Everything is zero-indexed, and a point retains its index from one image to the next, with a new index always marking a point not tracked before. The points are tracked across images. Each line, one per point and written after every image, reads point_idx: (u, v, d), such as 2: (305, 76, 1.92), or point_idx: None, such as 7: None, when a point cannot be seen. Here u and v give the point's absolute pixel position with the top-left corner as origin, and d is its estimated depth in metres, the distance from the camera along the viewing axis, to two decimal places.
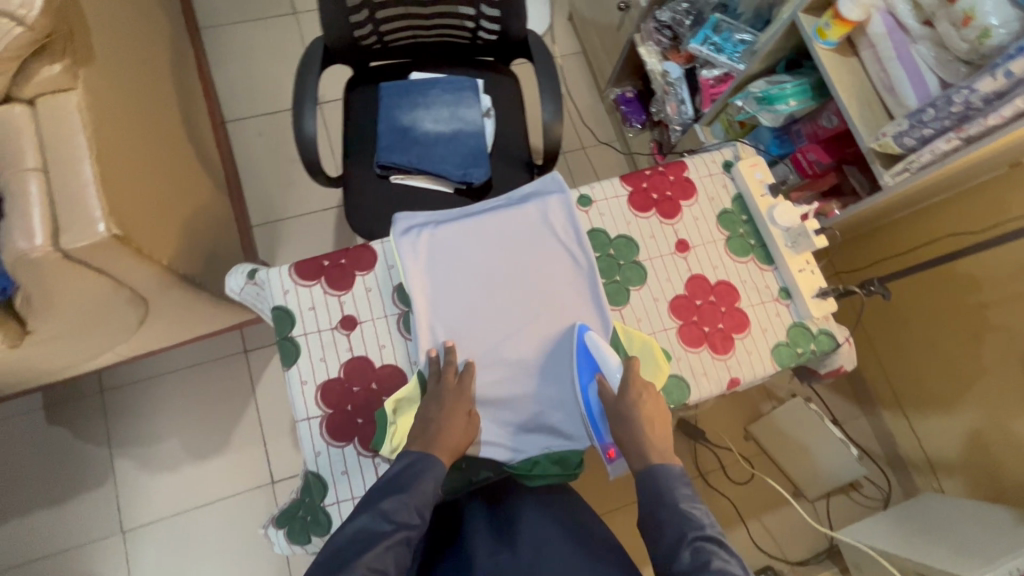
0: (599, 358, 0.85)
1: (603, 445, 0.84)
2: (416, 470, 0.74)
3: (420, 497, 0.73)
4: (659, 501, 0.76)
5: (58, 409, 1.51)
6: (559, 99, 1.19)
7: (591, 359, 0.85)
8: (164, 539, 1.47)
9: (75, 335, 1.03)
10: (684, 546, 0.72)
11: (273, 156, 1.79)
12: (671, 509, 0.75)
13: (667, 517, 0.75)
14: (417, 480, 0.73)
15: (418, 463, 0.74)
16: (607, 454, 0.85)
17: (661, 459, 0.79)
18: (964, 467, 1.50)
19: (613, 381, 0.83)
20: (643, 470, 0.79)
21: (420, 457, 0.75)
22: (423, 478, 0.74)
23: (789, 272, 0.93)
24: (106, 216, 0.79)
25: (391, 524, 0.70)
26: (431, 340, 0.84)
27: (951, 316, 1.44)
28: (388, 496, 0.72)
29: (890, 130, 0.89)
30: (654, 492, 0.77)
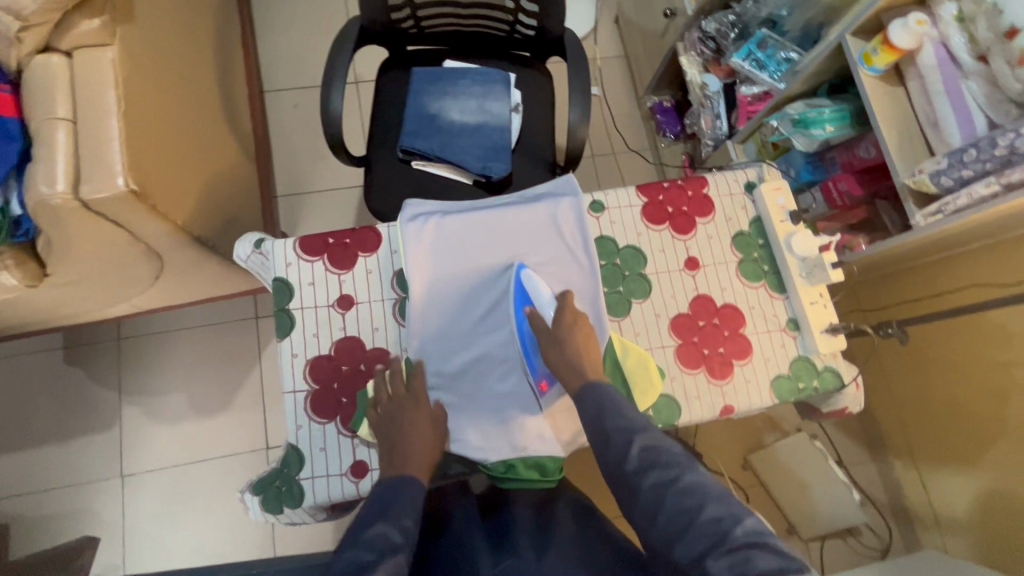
0: (531, 289, 0.86)
1: (536, 375, 0.83)
2: (391, 492, 0.70)
3: (404, 514, 0.68)
4: (601, 413, 0.73)
5: (75, 351, 1.58)
6: (587, 102, 1.17)
7: (524, 290, 0.86)
8: (159, 488, 1.52)
9: (93, 282, 1.07)
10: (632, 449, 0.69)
11: (305, 129, 1.82)
12: (619, 419, 0.72)
13: (613, 429, 0.71)
14: (401, 507, 0.69)
15: (393, 486, 0.71)
16: (539, 386, 0.83)
17: (596, 372, 0.78)
18: (973, 528, 1.43)
19: (545, 310, 0.86)
20: (582, 388, 0.77)
21: (395, 475, 0.72)
22: (403, 498, 0.70)
23: (799, 304, 0.90)
24: (127, 172, 0.81)
25: (373, 551, 0.63)
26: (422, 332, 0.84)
27: (980, 373, 1.35)
28: (372, 523, 0.67)
29: (928, 167, 0.85)
30: (598, 404, 0.74)
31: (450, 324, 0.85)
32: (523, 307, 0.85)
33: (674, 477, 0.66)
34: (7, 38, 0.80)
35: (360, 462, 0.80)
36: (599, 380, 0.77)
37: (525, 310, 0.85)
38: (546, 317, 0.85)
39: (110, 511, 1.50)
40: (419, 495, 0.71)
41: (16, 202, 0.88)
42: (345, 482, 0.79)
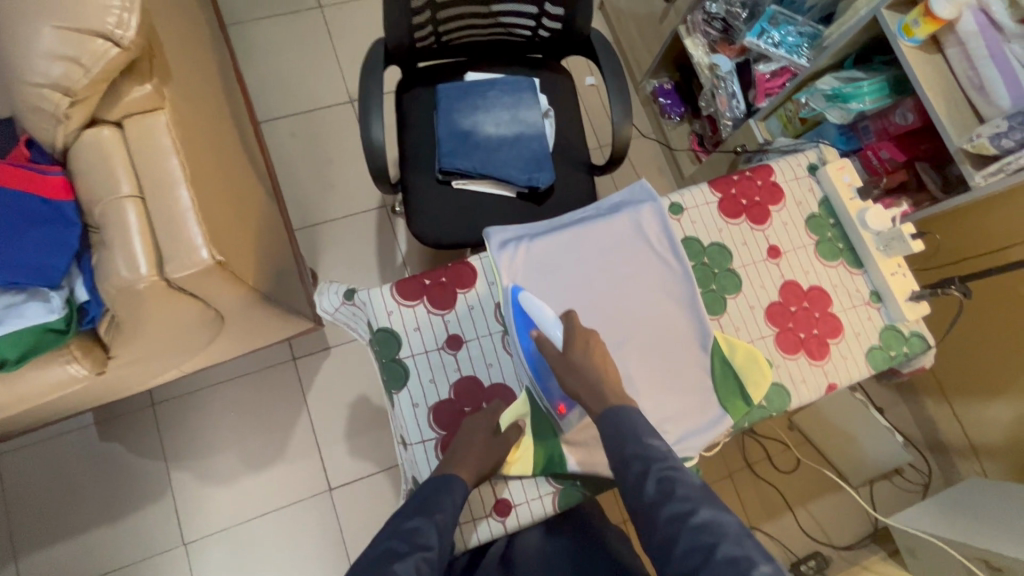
0: (534, 312, 0.81)
1: (551, 401, 0.79)
2: (436, 487, 0.74)
3: (446, 509, 0.73)
4: (624, 441, 0.71)
5: (109, 424, 1.50)
6: (627, 100, 1.17)
7: (526, 315, 0.81)
8: (226, 550, 1.46)
9: (153, 357, 1.01)
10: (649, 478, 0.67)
11: (308, 157, 1.75)
12: (638, 447, 0.70)
13: (633, 454, 0.70)
14: (445, 505, 0.73)
15: (441, 483, 0.75)
16: (556, 410, 0.79)
17: (619, 398, 0.76)
18: (1009, 452, 1.52)
19: (551, 331, 0.80)
20: (604, 410, 0.74)
21: (439, 479, 0.75)
22: (448, 496, 0.74)
23: (881, 276, 0.93)
24: (208, 243, 0.76)
25: (407, 544, 0.69)
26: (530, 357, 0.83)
27: (1007, 305, 1.44)
28: (411, 516, 0.72)
29: (987, 131, 0.89)
30: (617, 431, 0.72)
31: None
32: (528, 334, 0.81)
33: (687, 508, 0.65)
34: (54, 116, 0.74)
35: (502, 500, 0.82)
36: (621, 405, 0.75)
37: (532, 335, 0.80)
38: (555, 339, 0.80)
39: None
40: (462, 495, 0.75)
41: (82, 288, 0.82)
42: (492, 523, 0.81)
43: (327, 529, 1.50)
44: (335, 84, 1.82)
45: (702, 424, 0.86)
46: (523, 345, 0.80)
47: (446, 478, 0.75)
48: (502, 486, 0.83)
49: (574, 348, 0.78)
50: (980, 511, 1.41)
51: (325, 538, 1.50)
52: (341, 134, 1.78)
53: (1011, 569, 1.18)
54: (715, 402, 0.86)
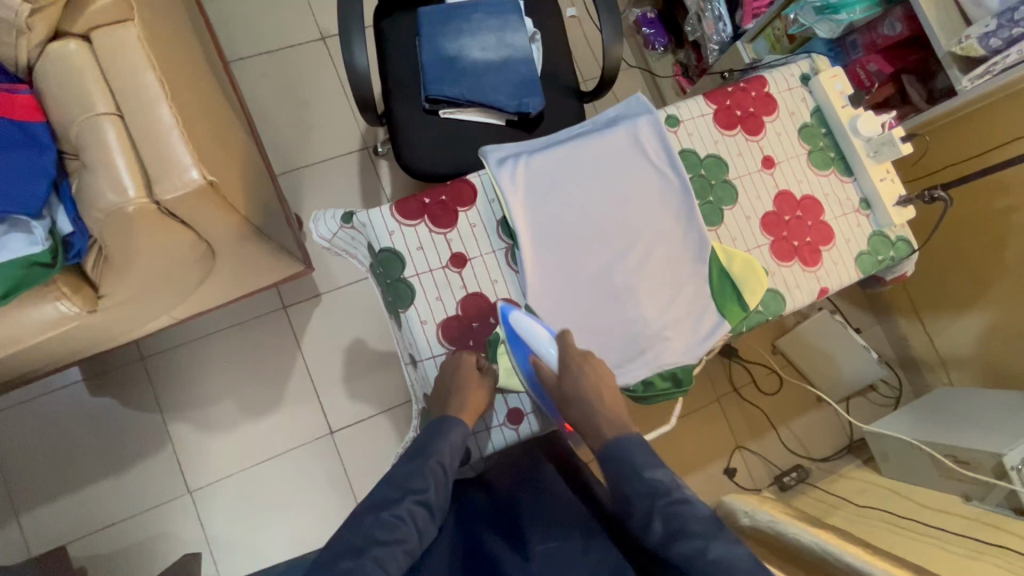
0: (529, 337, 0.79)
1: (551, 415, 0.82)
2: (432, 433, 0.77)
3: (451, 452, 0.76)
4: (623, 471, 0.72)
5: (98, 379, 1.47)
6: (617, 18, 1.14)
7: (523, 338, 0.79)
8: (231, 497, 1.48)
9: (145, 297, 0.98)
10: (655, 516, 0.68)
11: (281, 99, 1.66)
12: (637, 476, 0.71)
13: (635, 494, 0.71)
14: (444, 449, 0.76)
15: (436, 428, 0.78)
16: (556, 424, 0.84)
17: (614, 419, 0.77)
18: (976, 360, 1.61)
19: (547, 357, 0.78)
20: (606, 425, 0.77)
21: (435, 421, 0.79)
22: (447, 437, 0.77)
23: (870, 182, 0.95)
24: (197, 162, 0.73)
25: (396, 490, 0.72)
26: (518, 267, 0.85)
27: (978, 221, 1.49)
28: (408, 460, 0.75)
29: (976, 31, 0.90)
30: (614, 455, 0.74)
31: (540, 246, 0.84)
32: (527, 355, 0.80)
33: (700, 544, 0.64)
34: (16, 27, 0.69)
35: (515, 410, 0.86)
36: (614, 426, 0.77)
37: (529, 358, 0.80)
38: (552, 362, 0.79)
39: (188, 528, 1.45)
40: (459, 439, 0.77)
41: (64, 218, 0.78)
42: (505, 431, 0.85)
43: (333, 470, 1.53)
44: (304, 19, 1.71)
45: (701, 330, 0.87)
46: (521, 367, 0.81)
47: (435, 419, 0.79)
48: (513, 397, 0.85)
49: None
50: (948, 415, 1.51)
51: (329, 479, 1.52)
52: (315, 73, 1.69)
53: (977, 460, 1.28)
54: (713, 310, 0.88)
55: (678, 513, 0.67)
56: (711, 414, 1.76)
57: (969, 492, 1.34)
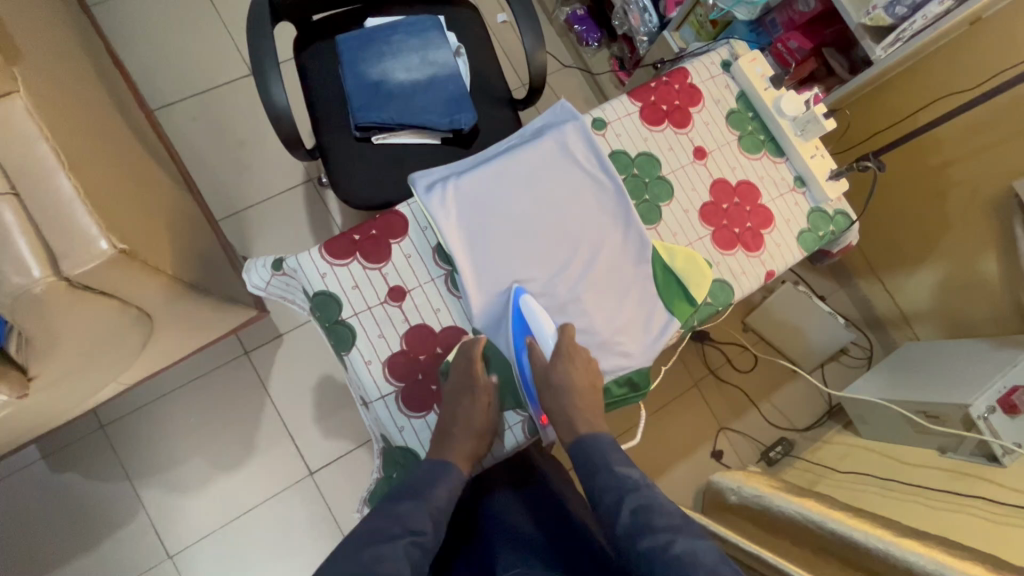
0: (531, 318, 0.82)
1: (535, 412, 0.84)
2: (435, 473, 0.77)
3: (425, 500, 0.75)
4: (596, 471, 0.81)
5: (58, 455, 1.41)
6: (537, 23, 1.13)
7: (524, 320, 0.83)
8: (214, 554, 1.43)
9: (82, 370, 0.94)
10: (624, 508, 0.75)
11: (216, 141, 1.62)
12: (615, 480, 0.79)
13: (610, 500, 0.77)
14: (423, 495, 0.75)
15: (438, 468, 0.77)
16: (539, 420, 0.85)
17: None
18: (936, 312, 1.64)
19: (545, 347, 0.82)
20: None
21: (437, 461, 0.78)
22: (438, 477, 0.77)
23: (802, 161, 0.96)
24: (106, 231, 0.70)
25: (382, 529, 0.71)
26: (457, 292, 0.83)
27: (919, 178, 1.52)
28: (402, 500, 0.74)
29: (880, 1, 0.91)
30: None
31: (479, 268, 0.83)
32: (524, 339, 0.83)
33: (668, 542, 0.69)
34: None
35: None
36: None
37: (525, 340, 0.82)
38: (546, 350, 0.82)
39: None
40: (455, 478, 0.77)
41: None
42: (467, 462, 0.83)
43: (317, 512, 1.49)
44: (228, 56, 1.67)
45: (653, 330, 0.87)
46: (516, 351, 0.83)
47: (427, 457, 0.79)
48: (512, 415, 0.85)
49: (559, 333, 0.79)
50: (918, 370, 1.53)
51: (313, 521, 1.49)
52: (248, 111, 1.65)
53: (945, 414, 1.30)
54: (662, 308, 0.88)
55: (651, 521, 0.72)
56: (692, 401, 1.77)
57: (943, 445, 1.36)
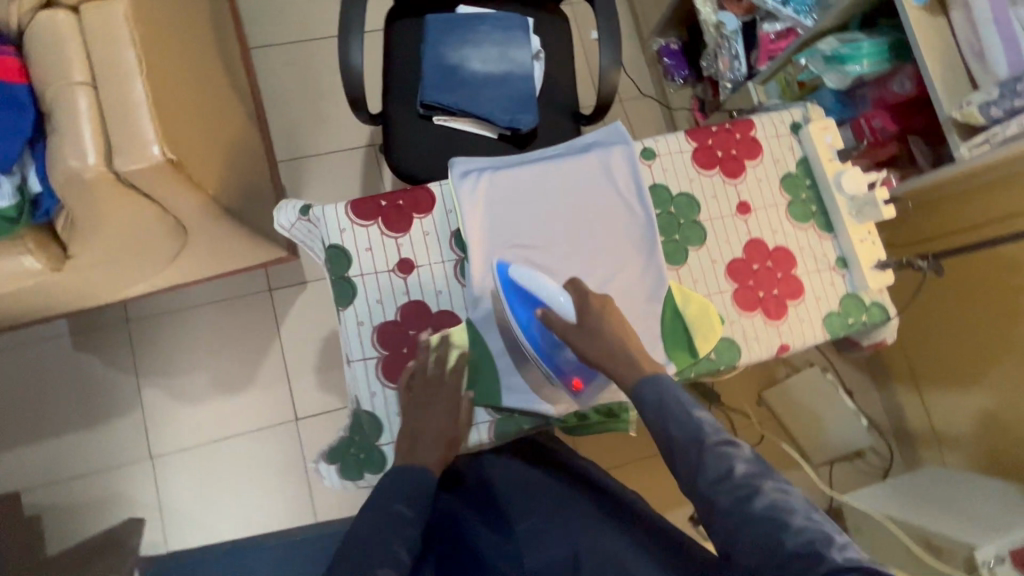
0: (535, 287, 0.78)
1: (567, 374, 0.79)
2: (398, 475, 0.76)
3: (404, 495, 0.75)
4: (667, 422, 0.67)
5: (82, 336, 1.52)
6: (619, 46, 1.13)
7: (528, 291, 0.79)
8: (190, 468, 1.50)
9: (115, 262, 1.01)
10: (706, 459, 0.63)
11: (299, 89, 1.71)
12: (685, 426, 0.66)
13: (681, 438, 0.65)
14: (404, 491, 0.75)
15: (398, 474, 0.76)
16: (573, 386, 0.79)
17: None
18: (974, 443, 1.48)
19: (562, 310, 0.77)
20: None
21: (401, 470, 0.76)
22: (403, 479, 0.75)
23: (849, 242, 0.92)
24: (160, 140, 0.75)
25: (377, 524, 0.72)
26: (462, 281, 0.84)
27: (985, 296, 1.36)
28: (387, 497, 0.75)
29: (977, 99, 0.87)
30: None
31: (490, 263, 0.83)
32: (535, 308, 0.79)
33: (749, 490, 0.60)
34: None
35: None
36: None
37: (537, 312, 0.78)
38: (564, 313, 0.77)
39: (144, 493, 1.48)
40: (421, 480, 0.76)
41: (34, 178, 0.81)
42: None
43: (291, 457, 1.54)
44: (330, 15, 1.75)
45: None
46: (525, 324, 0.78)
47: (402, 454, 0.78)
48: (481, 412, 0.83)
49: (549, 346, 0.79)
50: (934, 497, 1.41)
51: (285, 464, 1.53)
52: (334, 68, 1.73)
53: (951, 549, 1.20)
54: (661, 350, 0.86)
55: (728, 455, 0.63)
56: None
57: None
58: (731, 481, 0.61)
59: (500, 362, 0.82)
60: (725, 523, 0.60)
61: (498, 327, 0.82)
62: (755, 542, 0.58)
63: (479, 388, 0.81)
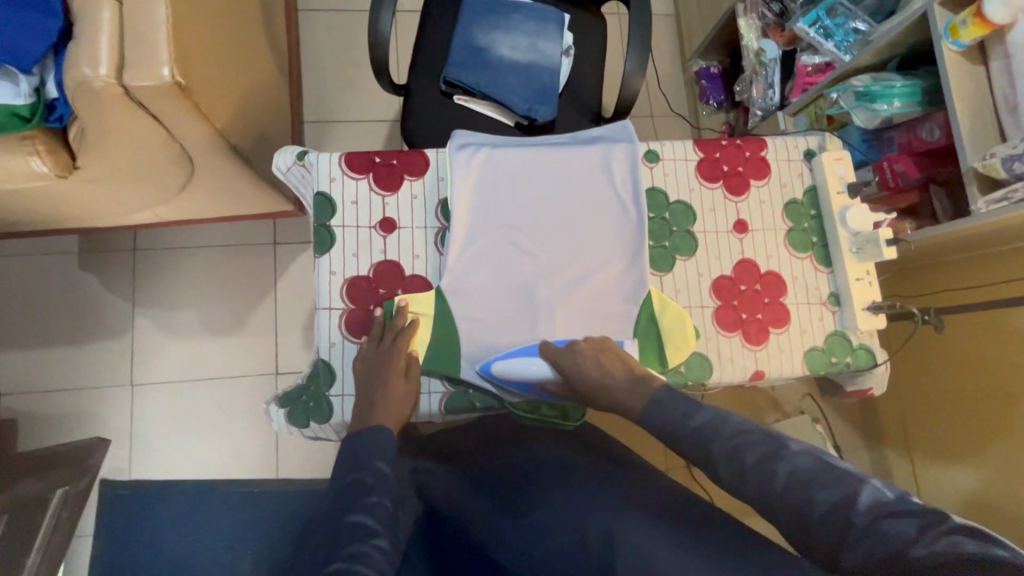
0: None
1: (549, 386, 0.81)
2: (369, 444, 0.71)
3: (378, 462, 0.70)
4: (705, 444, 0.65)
5: (89, 257, 1.56)
6: (647, 51, 1.11)
7: None
8: (166, 401, 1.53)
9: (122, 182, 1.03)
10: (751, 465, 0.61)
11: (337, 56, 1.74)
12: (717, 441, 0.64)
13: (720, 451, 0.63)
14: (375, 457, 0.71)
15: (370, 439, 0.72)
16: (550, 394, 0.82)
17: None
18: (957, 521, 1.41)
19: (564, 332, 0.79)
20: None
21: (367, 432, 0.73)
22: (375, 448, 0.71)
23: (844, 278, 0.88)
24: (172, 62, 0.77)
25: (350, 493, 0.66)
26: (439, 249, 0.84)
27: (991, 369, 1.30)
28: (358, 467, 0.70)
29: (1001, 151, 0.83)
30: None
31: (470, 237, 0.83)
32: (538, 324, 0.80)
33: (803, 476, 0.58)
34: None
35: None
36: None
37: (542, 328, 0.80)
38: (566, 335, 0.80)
39: (118, 418, 1.51)
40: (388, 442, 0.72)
41: (52, 84, 0.83)
42: None
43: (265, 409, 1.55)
44: None
45: None
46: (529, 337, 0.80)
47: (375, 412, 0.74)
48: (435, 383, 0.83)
49: None
50: None
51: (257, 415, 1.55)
52: None
53: None
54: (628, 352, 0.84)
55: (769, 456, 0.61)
56: None
57: None
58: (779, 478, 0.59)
59: (464, 336, 0.81)
60: (759, 502, 0.60)
61: (466, 300, 0.82)
62: (791, 511, 0.57)
63: (439, 358, 0.81)
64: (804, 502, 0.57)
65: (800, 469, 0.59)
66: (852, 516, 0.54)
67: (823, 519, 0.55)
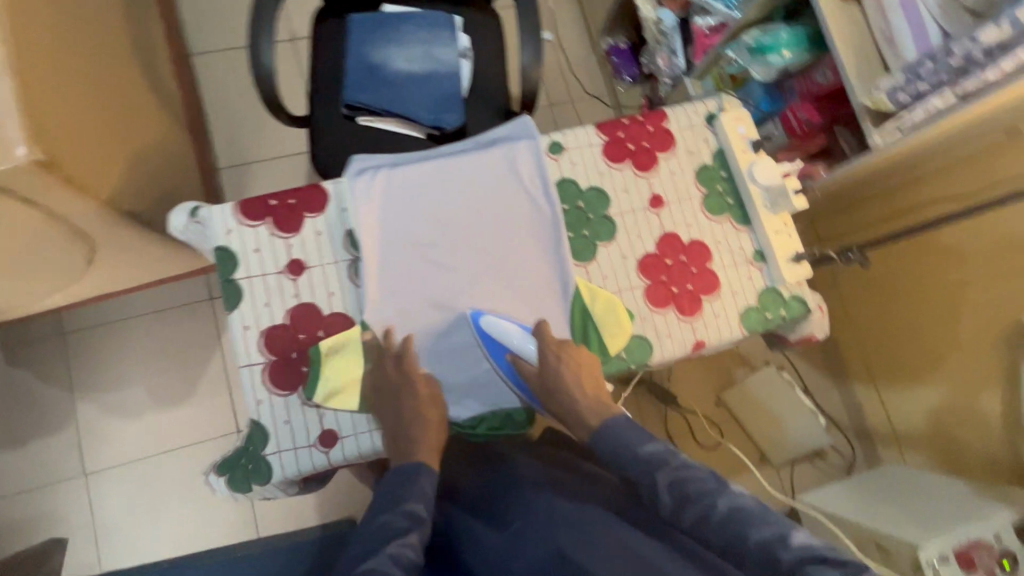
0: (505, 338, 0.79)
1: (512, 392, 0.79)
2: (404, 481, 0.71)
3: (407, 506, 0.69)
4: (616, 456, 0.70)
5: (14, 350, 1.47)
6: (540, 41, 1.10)
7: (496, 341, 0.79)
8: (126, 484, 1.45)
9: (18, 270, 0.97)
10: (661, 488, 0.65)
11: (240, 95, 1.68)
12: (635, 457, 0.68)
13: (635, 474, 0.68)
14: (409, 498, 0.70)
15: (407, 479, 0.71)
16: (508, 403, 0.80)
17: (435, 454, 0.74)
18: (927, 438, 1.46)
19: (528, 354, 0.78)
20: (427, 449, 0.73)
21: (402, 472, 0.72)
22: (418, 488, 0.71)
23: (764, 233, 0.89)
24: (27, 140, 0.72)
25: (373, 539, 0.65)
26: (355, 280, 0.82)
27: (932, 287, 1.34)
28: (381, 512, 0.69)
29: (885, 84, 0.85)
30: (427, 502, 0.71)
31: (385, 263, 0.81)
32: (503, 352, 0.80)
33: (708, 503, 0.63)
34: None
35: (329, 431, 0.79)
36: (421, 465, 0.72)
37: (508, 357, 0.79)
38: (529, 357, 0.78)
39: (77, 512, 1.43)
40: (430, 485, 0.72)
41: None
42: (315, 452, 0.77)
43: None
44: None
45: None
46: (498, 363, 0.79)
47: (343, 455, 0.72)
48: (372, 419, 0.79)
49: None
50: (891, 497, 1.37)
51: None
52: None
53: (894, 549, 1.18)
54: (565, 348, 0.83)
55: (682, 479, 0.65)
56: None
57: None
58: (693, 507, 0.63)
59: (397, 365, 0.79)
60: (692, 532, 0.64)
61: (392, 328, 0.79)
62: (725, 544, 0.61)
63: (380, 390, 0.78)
64: (739, 535, 0.61)
65: (732, 506, 0.63)
66: (781, 553, 0.58)
67: (751, 553, 0.60)
